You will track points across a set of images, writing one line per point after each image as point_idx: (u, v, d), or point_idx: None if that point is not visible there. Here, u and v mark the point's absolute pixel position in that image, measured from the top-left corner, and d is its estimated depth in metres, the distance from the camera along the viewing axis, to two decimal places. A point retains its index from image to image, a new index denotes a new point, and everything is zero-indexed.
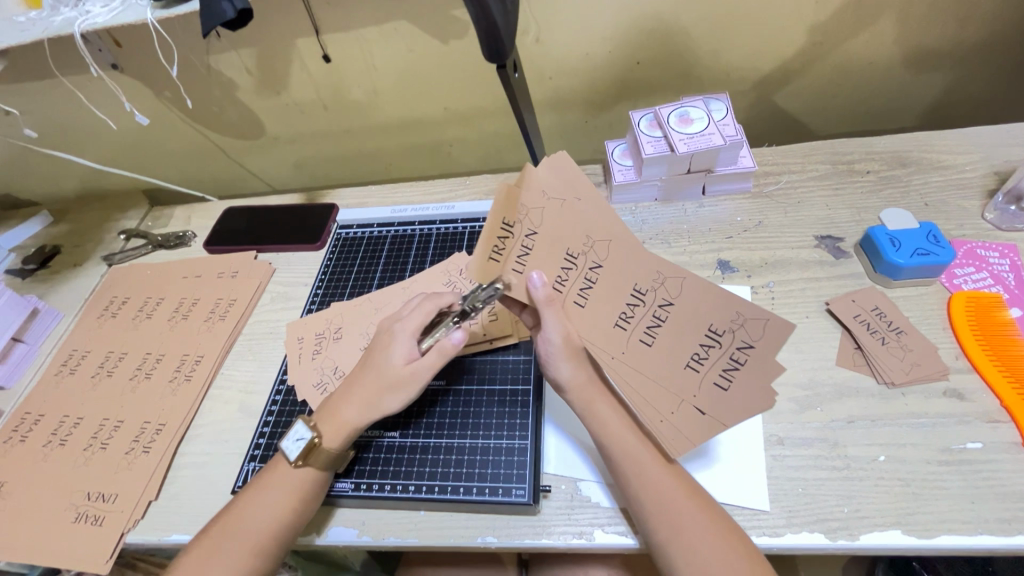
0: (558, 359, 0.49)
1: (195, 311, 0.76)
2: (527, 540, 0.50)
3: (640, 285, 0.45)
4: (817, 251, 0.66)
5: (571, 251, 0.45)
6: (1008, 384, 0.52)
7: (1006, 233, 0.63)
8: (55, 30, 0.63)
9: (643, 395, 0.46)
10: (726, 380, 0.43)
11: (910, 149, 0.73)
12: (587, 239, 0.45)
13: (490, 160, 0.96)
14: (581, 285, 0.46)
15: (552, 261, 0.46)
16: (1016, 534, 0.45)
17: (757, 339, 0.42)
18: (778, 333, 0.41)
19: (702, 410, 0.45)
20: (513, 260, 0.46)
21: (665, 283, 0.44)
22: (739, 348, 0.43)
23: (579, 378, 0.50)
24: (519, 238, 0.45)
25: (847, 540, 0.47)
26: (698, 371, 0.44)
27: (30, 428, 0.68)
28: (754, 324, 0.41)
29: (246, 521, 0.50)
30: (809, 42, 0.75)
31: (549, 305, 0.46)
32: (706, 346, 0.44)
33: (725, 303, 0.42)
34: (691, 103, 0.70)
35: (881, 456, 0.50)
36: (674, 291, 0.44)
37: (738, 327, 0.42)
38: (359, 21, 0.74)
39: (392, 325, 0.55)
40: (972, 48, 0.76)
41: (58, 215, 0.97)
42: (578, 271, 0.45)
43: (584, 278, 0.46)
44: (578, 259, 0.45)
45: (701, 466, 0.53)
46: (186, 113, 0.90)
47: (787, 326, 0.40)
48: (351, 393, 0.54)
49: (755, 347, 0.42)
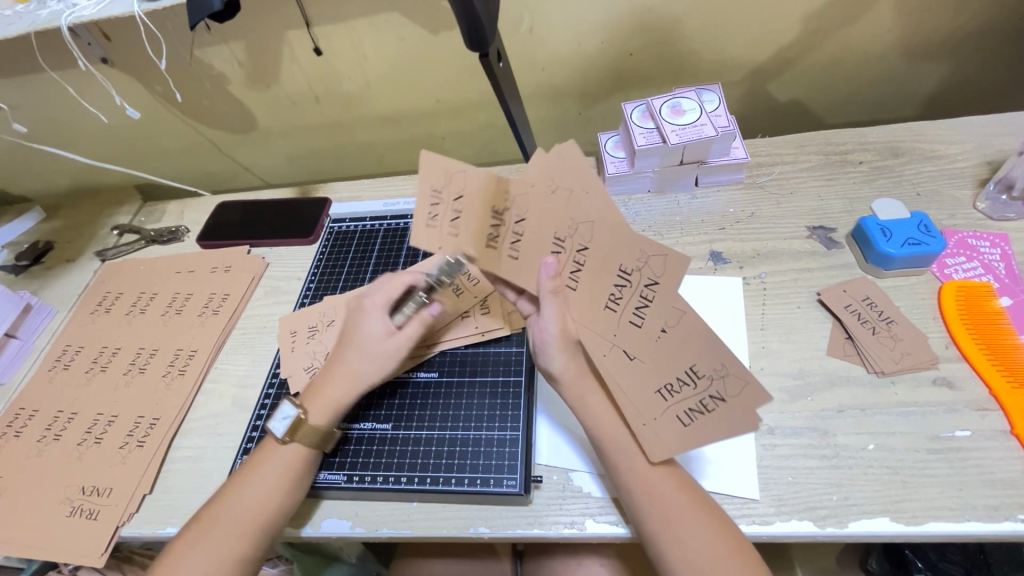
0: (553, 350, 0.49)
1: (189, 306, 0.76)
2: (519, 530, 0.51)
3: (625, 266, 0.44)
4: (809, 241, 0.66)
5: (559, 235, 0.44)
6: (998, 373, 0.53)
7: (997, 223, 0.64)
8: (42, 23, 0.63)
9: (628, 395, 0.47)
10: (704, 409, 0.44)
11: (903, 139, 0.73)
12: (572, 221, 0.44)
13: (483, 153, 0.96)
14: (571, 269, 0.45)
15: (543, 247, 0.45)
16: (1004, 520, 0.45)
17: (733, 394, 0.43)
18: (755, 399, 0.41)
19: (685, 421, 0.45)
20: (446, 226, 0.43)
21: (666, 314, 0.44)
22: (712, 397, 0.44)
23: (572, 369, 0.50)
24: (509, 226, 0.44)
25: (835, 528, 0.47)
26: (674, 395, 0.45)
27: (25, 423, 0.68)
28: (736, 381, 0.42)
29: (233, 508, 0.50)
30: (802, 32, 0.75)
31: (551, 295, 0.46)
32: (682, 382, 0.45)
33: (715, 352, 0.43)
34: (683, 94, 0.70)
35: (871, 444, 0.51)
36: (672, 324, 0.44)
37: (718, 378, 0.43)
38: (349, 13, 0.73)
39: (363, 301, 0.57)
40: (966, 37, 0.75)
41: (51, 211, 0.97)
42: (577, 265, 0.45)
43: (573, 262, 0.45)
44: (566, 243, 0.44)
45: (692, 457, 0.53)
46: (177, 107, 0.90)
47: (764, 396, 0.40)
48: (331, 369, 0.55)
49: (729, 402, 0.43)
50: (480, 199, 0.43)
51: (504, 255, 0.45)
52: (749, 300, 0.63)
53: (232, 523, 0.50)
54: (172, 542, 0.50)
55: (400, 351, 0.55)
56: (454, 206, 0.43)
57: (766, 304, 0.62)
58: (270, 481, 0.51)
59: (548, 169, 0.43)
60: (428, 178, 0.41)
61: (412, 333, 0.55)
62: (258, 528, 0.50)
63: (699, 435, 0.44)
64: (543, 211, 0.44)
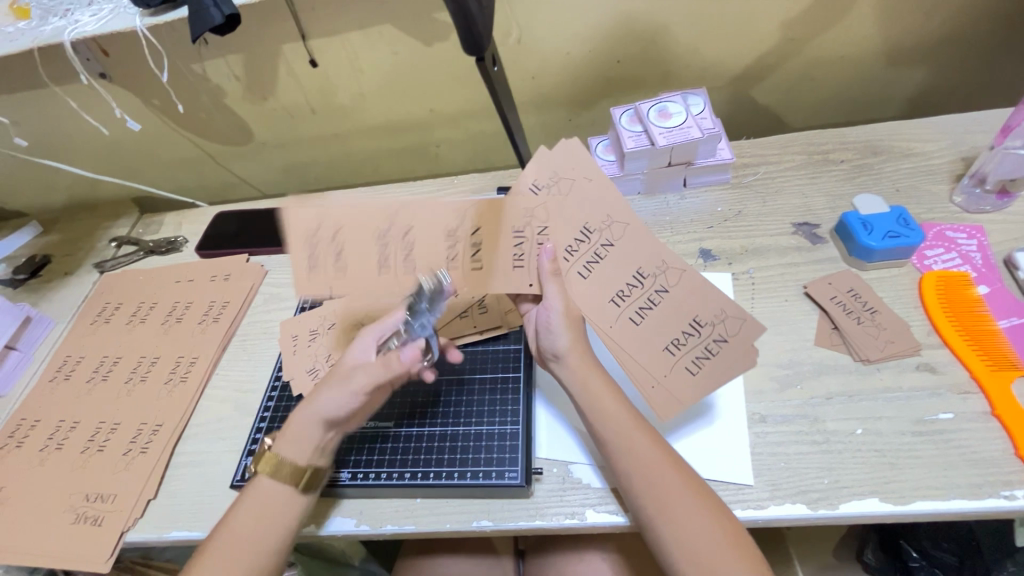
0: (558, 329, 0.51)
1: (189, 314, 0.77)
2: (521, 522, 0.52)
3: (642, 269, 0.50)
4: (794, 237, 0.68)
5: (589, 225, 0.50)
6: (979, 358, 0.55)
7: (974, 215, 0.66)
8: (45, 39, 0.64)
9: (638, 360, 0.49)
10: (711, 359, 0.48)
11: (882, 138, 0.76)
12: (608, 217, 0.49)
13: (477, 160, 0.97)
14: (589, 258, 0.50)
15: (569, 232, 0.49)
16: (987, 497, 0.47)
17: (734, 334, 0.48)
18: (751, 331, 0.47)
19: (694, 370, 0.48)
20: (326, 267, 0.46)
21: (667, 269, 0.49)
22: (715, 340, 0.48)
23: (575, 348, 0.52)
24: (398, 244, 0.47)
25: (827, 509, 0.49)
26: (679, 355, 0.49)
27: (26, 433, 0.69)
28: (733, 321, 0.48)
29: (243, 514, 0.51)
30: (781, 38, 0.78)
31: (553, 276, 0.50)
32: (687, 333, 0.49)
33: (712, 299, 0.48)
34: (669, 98, 0.72)
35: (859, 429, 0.52)
36: (672, 280, 0.49)
37: (718, 321, 0.48)
38: (344, 25, 0.75)
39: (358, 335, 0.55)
40: (936, 40, 0.79)
41: (48, 225, 0.98)
42: (585, 240, 0.50)
43: (594, 252, 0.50)
44: (593, 234, 0.50)
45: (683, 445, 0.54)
46: (175, 120, 0.91)
47: (759, 326, 0.47)
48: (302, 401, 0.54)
49: (728, 342, 0.48)
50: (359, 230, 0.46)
51: (400, 273, 0.48)
52: (738, 295, 0.65)
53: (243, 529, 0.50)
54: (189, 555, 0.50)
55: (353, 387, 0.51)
56: (328, 247, 0.45)
57: (756, 298, 0.64)
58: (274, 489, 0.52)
59: (541, 166, 0.49)
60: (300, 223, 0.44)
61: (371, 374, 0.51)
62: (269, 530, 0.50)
63: (699, 390, 0.47)
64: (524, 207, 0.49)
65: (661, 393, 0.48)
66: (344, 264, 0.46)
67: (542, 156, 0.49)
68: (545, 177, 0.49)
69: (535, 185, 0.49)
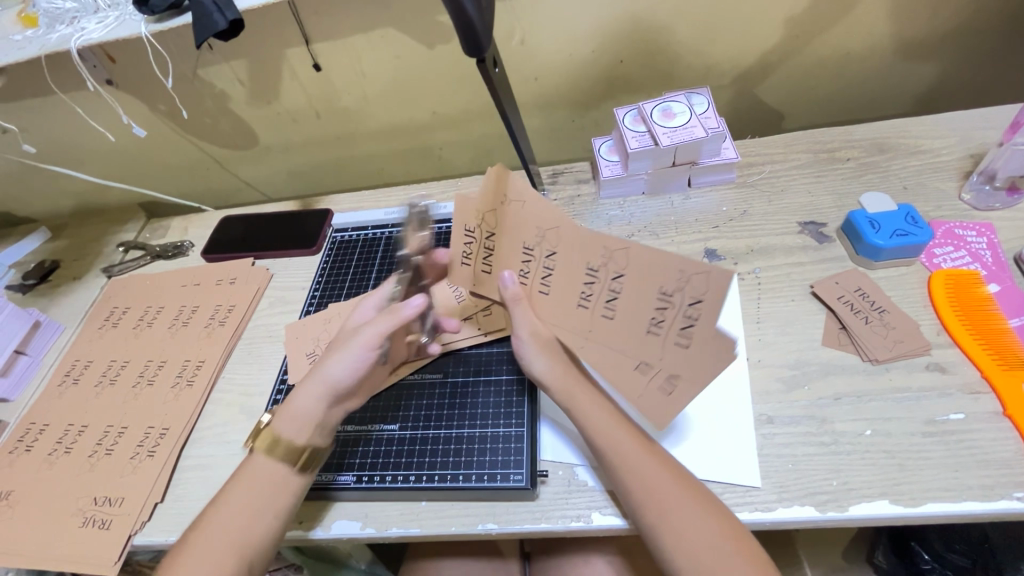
0: (533, 354, 0.52)
1: (195, 318, 0.78)
2: (526, 525, 0.52)
3: (591, 263, 0.46)
4: (801, 236, 0.68)
5: (527, 244, 0.48)
6: (990, 358, 0.54)
7: (983, 213, 0.65)
8: (51, 47, 0.65)
9: (608, 378, 0.48)
10: (686, 356, 0.44)
11: (888, 136, 0.75)
12: (540, 230, 0.47)
13: (481, 162, 0.97)
14: (541, 275, 0.49)
15: (512, 258, 0.50)
16: (1000, 499, 0.46)
17: (705, 292, 0.42)
18: (721, 281, 0.40)
19: (685, 345, 0.44)
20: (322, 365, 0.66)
21: (613, 254, 0.45)
22: (690, 304, 0.43)
23: (556, 368, 0.52)
24: (480, 243, 0.52)
25: (836, 512, 0.48)
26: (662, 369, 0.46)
27: (36, 438, 0.69)
28: (698, 278, 0.42)
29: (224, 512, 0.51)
30: (785, 36, 0.78)
31: (517, 302, 0.50)
32: (661, 308, 0.44)
33: (671, 263, 0.43)
34: (673, 98, 0.72)
35: (868, 430, 0.52)
36: (622, 262, 0.45)
37: (685, 284, 0.42)
38: (347, 29, 0.76)
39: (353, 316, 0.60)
40: (943, 36, 0.78)
41: (57, 230, 0.99)
42: (529, 259, 0.49)
43: (543, 267, 0.49)
44: (534, 250, 0.48)
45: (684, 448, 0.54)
46: (180, 125, 0.92)
47: (726, 274, 0.40)
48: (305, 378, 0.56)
49: (703, 301, 0.42)
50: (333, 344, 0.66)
51: (479, 270, 0.52)
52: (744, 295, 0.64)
53: (223, 528, 0.50)
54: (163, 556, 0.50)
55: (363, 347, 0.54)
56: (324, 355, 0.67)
57: (762, 298, 0.63)
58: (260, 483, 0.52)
59: (463, 211, 0.51)
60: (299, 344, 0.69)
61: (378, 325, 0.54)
62: (250, 525, 0.50)
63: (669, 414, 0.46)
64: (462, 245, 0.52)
65: (644, 399, 0.47)
66: None
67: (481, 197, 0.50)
68: (473, 219, 0.51)
69: (467, 229, 0.52)
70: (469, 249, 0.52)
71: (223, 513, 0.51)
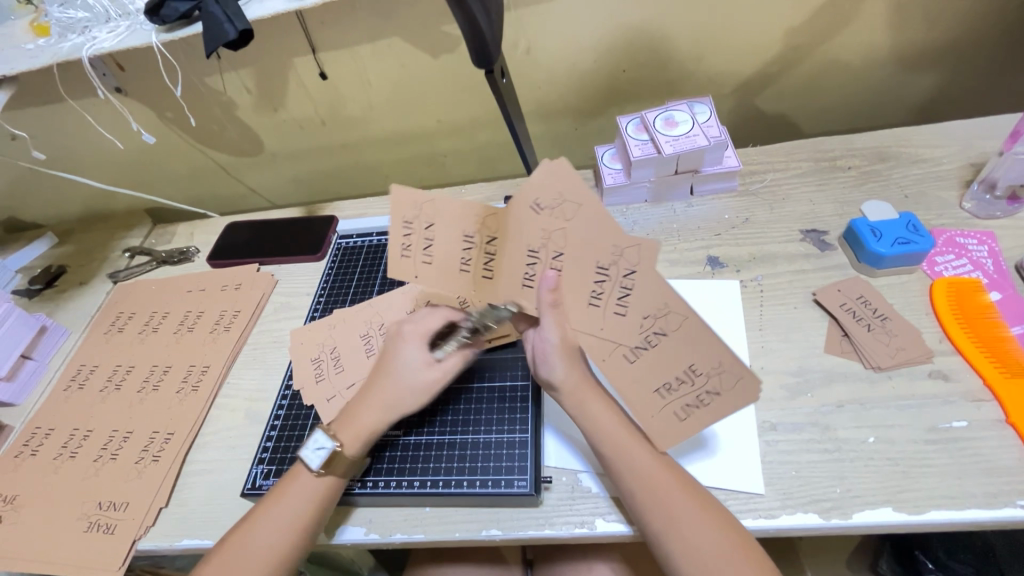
0: (554, 358, 0.51)
1: (200, 324, 0.78)
2: (530, 530, 0.52)
3: (648, 313, 0.45)
4: (802, 244, 0.68)
5: (602, 263, 0.45)
6: (993, 366, 0.54)
7: (984, 222, 0.66)
8: (63, 56, 0.66)
9: (631, 397, 0.48)
10: (714, 362, 0.44)
11: (889, 145, 0.76)
12: (616, 249, 0.44)
13: (485, 169, 0.98)
14: (598, 291, 0.46)
15: (584, 267, 0.46)
16: (1004, 507, 0.46)
17: (638, 263, 0.44)
18: (748, 389, 0.43)
19: (716, 394, 0.45)
20: (329, 372, 0.66)
21: (670, 315, 0.44)
22: (709, 390, 0.45)
23: (572, 378, 0.52)
24: (421, 234, 0.50)
25: (840, 519, 0.48)
26: (692, 381, 0.46)
27: (41, 442, 0.69)
28: (729, 376, 0.44)
29: (256, 532, 0.51)
30: (786, 47, 0.79)
31: (550, 309, 0.48)
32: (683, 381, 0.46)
33: (658, 290, 0.44)
34: (676, 107, 0.72)
35: (870, 437, 0.52)
36: (676, 325, 0.44)
37: (714, 375, 0.44)
38: (352, 39, 0.77)
39: (402, 327, 0.57)
40: (943, 47, 0.79)
41: (63, 236, 0.99)
42: (604, 278, 0.45)
43: (615, 288, 0.45)
44: (610, 270, 0.45)
45: (692, 450, 0.54)
46: (188, 133, 0.93)
47: (756, 386, 0.42)
48: (368, 395, 0.56)
49: (673, 337, 0.45)
50: (348, 346, 0.67)
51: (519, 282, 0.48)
52: (746, 302, 0.64)
53: (254, 545, 0.50)
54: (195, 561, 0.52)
55: (436, 385, 0.55)
56: (332, 360, 0.67)
57: (764, 306, 0.64)
58: (297, 503, 0.52)
59: (405, 202, 0.49)
60: (308, 349, 0.69)
61: (450, 368, 0.55)
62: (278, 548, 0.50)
63: (698, 423, 0.47)
64: (527, 265, 0.47)
65: (663, 419, 0.48)
66: (343, 363, 0.66)
67: (499, 211, 0.47)
68: (535, 240, 0.46)
69: (466, 234, 0.49)
70: (409, 240, 0.50)
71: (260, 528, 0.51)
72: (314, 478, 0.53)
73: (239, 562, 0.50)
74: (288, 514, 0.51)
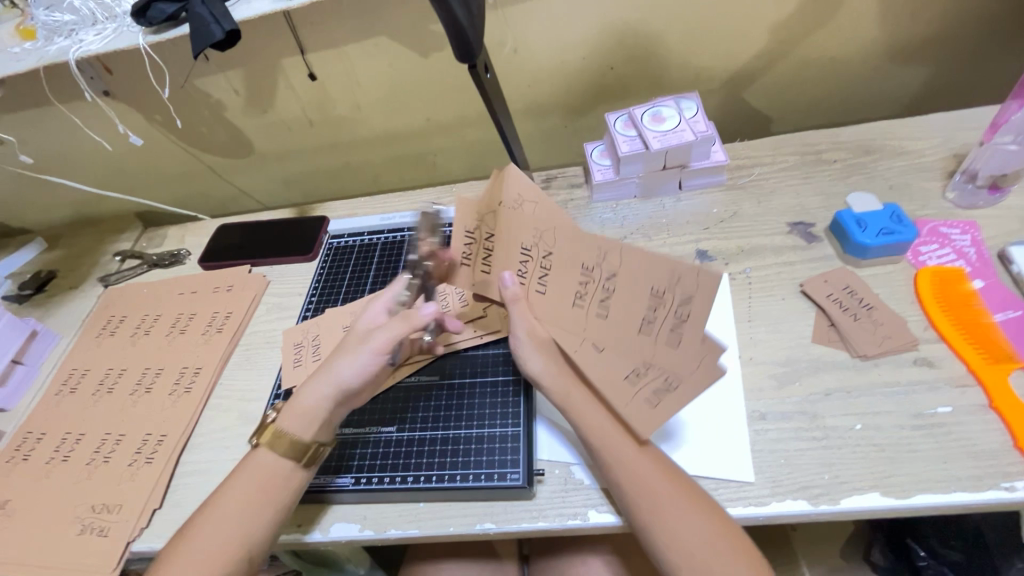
0: (529, 352, 0.53)
1: (192, 326, 0.78)
2: (523, 523, 0.52)
3: (587, 262, 0.51)
4: (790, 237, 0.69)
5: (526, 245, 0.52)
6: (977, 353, 0.55)
7: (967, 211, 0.67)
8: (50, 59, 0.66)
9: (597, 378, 0.51)
10: (670, 275, 0.48)
11: (874, 137, 0.77)
12: (538, 231, 0.52)
13: (475, 168, 0.98)
14: (539, 274, 0.52)
15: (511, 258, 0.52)
16: (988, 489, 0.47)
17: (563, 243, 0.51)
18: (710, 283, 0.46)
19: (684, 317, 0.48)
20: (309, 361, 0.68)
21: (608, 253, 0.50)
22: (680, 305, 0.48)
23: (552, 370, 0.52)
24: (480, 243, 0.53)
25: (828, 505, 0.49)
26: (665, 301, 0.49)
27: (33, 446, 0.69)
28: (689, 278, 0.47)
29: (228, 502, 0.52)
30: (771, 42, 0.80)
31: (516, 301, 0.52)
32: (653, 308, 0.49)
33: (591, 241, 0.50)
34: (663, 103, 0.73)
35: (857, 424, 0.53)
36: (616, 260, 0.50)
37: (676, 283, 0.48)
38: (341, 38, 0.77)
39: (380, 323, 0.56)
40: (925, 40, 0.80)
41: (53, 241, 0.99)
42: (528, 259, 0.52)
43: (540, 267, 0.52)
44: (532, 250, 0.52)
45: (668, 433, 0.56)
46: (176, 135, 0.93)
47: (714, 276, 0.45)
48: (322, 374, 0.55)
49: (619, 274, 0.50)
50: (333, 332, 0.69)
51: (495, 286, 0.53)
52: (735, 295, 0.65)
53: (225, 517, 0.51)
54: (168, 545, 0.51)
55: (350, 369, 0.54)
56: (314, 350, 0.68)
57: (752, 298, 0.64)
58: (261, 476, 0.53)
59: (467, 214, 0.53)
60: (293, 337, 0.70)
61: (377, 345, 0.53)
62: (242, 525, 0.50)
63: (671, 408, 0.47)
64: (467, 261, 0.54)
65: (639, 402, 0.49)
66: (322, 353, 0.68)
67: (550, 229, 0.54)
68: (463, 244, 0.53)
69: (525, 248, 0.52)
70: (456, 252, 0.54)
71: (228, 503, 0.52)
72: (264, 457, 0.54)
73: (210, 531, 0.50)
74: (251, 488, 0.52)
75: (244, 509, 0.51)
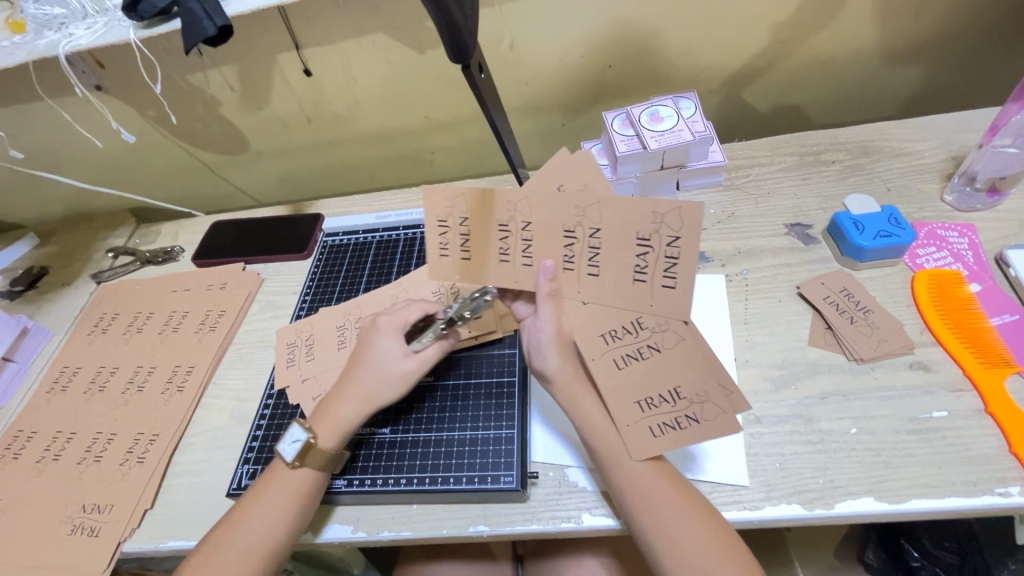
0: (547, 350, 0.50)
1: (185, 324, 0.77)
2: (517, 526, 0.52)
3: (640, 233, 0.45)
4: (787, 238, 0.69)
5: (568, 226, 0.47)
6: (973, 357, 0.55)
7: (965, 214, 0.67)
8: (40, 53, 0.65)
9: (615, 396, 0.50)
10: (655, 219, 0.44)
11: (872, 139, 0.76)
12: (579, 209, 0.46)
13: (472, 166, 0.98)
14: (589, 255, 0.47)
15: (554, 244, 0.48)
16: (982, 495, 0.47)
17: (679, 228, 0.44)
18: (694, 215, 0.43)
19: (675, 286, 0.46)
20: (302, 360, 0.67)
21: (661, 218, 0.44)
22: (669, 245, 0.45)
23: (567, 371, 0.51)
24: (456, 229, 0.49)
25: (823, 509, 0.49)
26: (653, 245, 0.45)
27: (23, 445, 0.69)
28: (673, 215, 0.44)
29: (246, 522, 0.51)
30: (771, 41, 0.79)
31: (551, 297, 0.49)
32: (667, 260, 0.45)
33: (640, 206, 0.44)
34: (661, 102, 0.72)
35: (853, 428, 0.53)
36: (674, 224, 0.44)
37: (661, 226, 0.44)
38: (337, 34, 0.76)
39: (377, 321, 0.57)
40: (926, 40, 0.79)
41: (45, 236, 0.98)
42: (573, 241, 0.47)
43: (588, 248, 0.47)
44: (576, 231, 0.47)
45: (690, 459, 0.53)
46: (170, 130, 0.92)
47: (697, 206, 0.42)
48: (344, 389, 0.55)
49: (680, 237, 0.44)
50: (325, 331, 0.69)
51: (519, 265, 0.49)
52: (732, 297, 0.65)
53: (245, 537, 0.50)
54: (189, 554, 0.52)
55: (412, 374, 0.55)
56: (307, 348, 0.68)
57: (749, 300, 0.64)
58: (275, 494, 0.52)
59: (434, 199, 0.49)
60: (285, 336, 0.70)
61: (428, 357, 0.55)
62: (264, 546, 0.50)
63: (672, 442, 0.48)
64: (500, 239, 0.48)
65: (642, 427, 0.49)
66: (315, 352, 0.67)
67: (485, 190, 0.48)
68: (503, 212, 0.47)
69: (500, 223, 0.48)
70: (445, 239, 0.50)
71: (249, 521, 0.51)
72: (292, 472, 0.53)
73: (231, 550, 0.50)
74: (277, 509, 0.51)
75: (271, 526, 0.51)
